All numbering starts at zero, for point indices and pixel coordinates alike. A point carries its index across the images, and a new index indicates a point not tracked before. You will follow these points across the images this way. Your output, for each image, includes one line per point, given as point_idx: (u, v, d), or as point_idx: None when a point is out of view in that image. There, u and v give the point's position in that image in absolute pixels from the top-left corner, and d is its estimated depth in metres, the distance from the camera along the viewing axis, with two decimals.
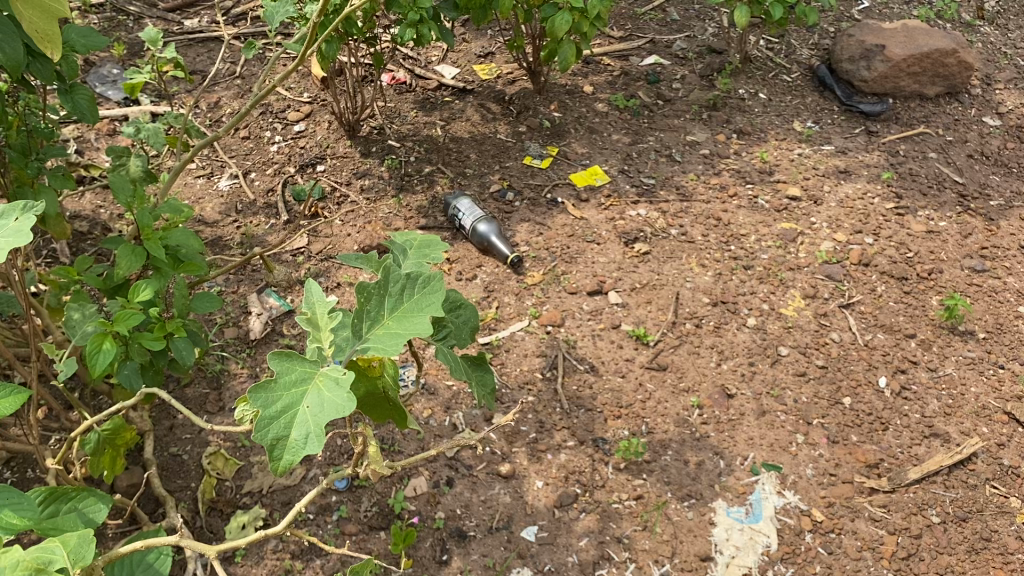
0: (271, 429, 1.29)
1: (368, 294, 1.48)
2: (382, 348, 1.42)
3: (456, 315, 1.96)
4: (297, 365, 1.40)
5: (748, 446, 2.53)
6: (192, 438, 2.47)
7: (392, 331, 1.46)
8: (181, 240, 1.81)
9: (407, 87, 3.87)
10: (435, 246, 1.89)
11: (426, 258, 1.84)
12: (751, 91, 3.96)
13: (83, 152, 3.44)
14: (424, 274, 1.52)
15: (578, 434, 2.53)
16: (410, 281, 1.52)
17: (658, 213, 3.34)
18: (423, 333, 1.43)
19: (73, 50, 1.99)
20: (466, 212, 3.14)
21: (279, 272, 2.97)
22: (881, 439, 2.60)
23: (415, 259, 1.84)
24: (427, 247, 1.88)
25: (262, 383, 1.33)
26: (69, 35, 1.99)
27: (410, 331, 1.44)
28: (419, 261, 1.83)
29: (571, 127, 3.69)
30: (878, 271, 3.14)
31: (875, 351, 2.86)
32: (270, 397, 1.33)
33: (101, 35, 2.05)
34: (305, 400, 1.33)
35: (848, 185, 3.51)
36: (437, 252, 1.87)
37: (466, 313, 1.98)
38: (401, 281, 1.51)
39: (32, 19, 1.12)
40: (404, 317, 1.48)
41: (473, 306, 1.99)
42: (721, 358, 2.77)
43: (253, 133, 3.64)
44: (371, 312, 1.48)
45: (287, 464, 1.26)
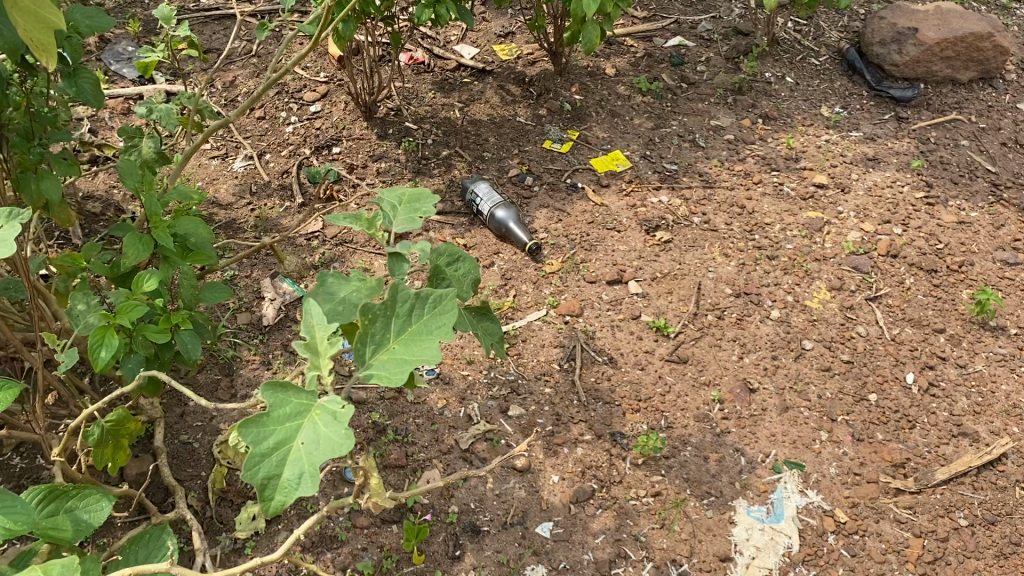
0: (262, 467, 1.24)
1: (373, 317, 1.43)
2: (386, 375, 1.38)
3: (455, 267, 1.88)
4: (293, 396, 1.35)
5: (770, 443, 2.47)
6: (203, 426, 2.44)
7: (398, 357, 1.41)
8: (190, 229, 1.76)
9: (425, 67, 3.80)
10: (426, 199, 1.91)
11: (417, 210, 1.87)
12: (778, 74, 3.85)
13: (96, 131, 3.39)
14: (434, 294, 1.47)
15: (596, 428, 2.47)
16: (419, 301, 1.46)
17: (680, 200, 3.26)
18: (432, 361, 1.38)
19: (77, 31, 1.92)
20: (483, 198, 3.08)
21: (291, 261, 2.92)
22: (907, 438, 2.52)
23: (407, 213, 1.87)
24: (418, 199, 1.90)
25: (254, 417, 1.27)
26: (73, 16, 1.91)
27: (419, 358, 1.39)
28: (409, 214, 1.86)
29: (592, 110, 3.61)
30: (906, 263, 3.05)
31: (903, 346, 2.78)
32: (262, 431, 1.28)
33: (107, 14, 1.96)
34: (300, 435, 1.29)
35: (877, 173, 3.41)
36: (427, 204, 1.89)
37: (466, 265, 1.89)
38: (409, 302, 1.45)
39: (27, 28, 1.13)
40: (413, 340, 1.43)
41: (471, 258, 1.89)
42: (744, 351, 2.70)
43: (268, 113, 3.58)
44: (376, 335, 1.43)
45: (278, 505, 1.22)
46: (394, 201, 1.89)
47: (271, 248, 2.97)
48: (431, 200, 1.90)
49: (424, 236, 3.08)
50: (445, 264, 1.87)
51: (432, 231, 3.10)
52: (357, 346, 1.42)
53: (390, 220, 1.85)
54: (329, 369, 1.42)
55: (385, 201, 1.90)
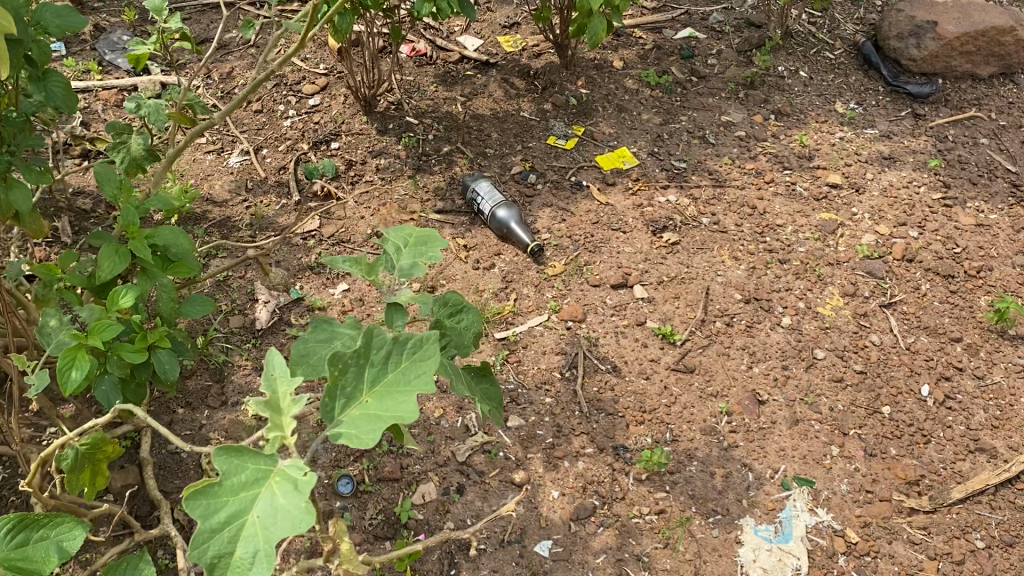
0: (210, 547, 1.08)
1: (343, 365, 1.23)
2: (354, 436, 1.18)
3: (457, 319, 1.80)
4: (249, 462, 1.18)
5: (779, 458, 2.38)
6: (192, 435, 2.37)
7: (372, 412, 1.21)
8: (171, 240, 1.67)
9: (428, 59, 3.69)
10: (433, 242, 1.78)
11: (422, 254, 1.73)
12: (791, 68, 3.73)
13: (89, 124, 3.30)
14: (416, 336, 1.27)
15: (598, 441, 2.39)
16: (399, 344, 1.26)
17: (689, 199, 3.15)
18: (408, 420, 1.17)
19: (48, 31, 1.86)
20: (484, 197, 2.98)
21: (277, 275, 2.81)
22: (922, 453, 2.43)
23: (412, 256, 1.73)
24: (426, 242, 1.77)
25: (200, 489, 1.11)
26: (43, 15, 1.85)
27: (393, 415, 1.19)
28: (414, 259, 1.72)
29: (599, 105, 3.50)
30: (922, 268, 2.94)
31: (918, 355, 2.67)
32: (211, 505, 1.11)
33: (78, 13, 1.90)
34: (255, 508, 1.12)
35: (892, 172, 3.30)
36: (435, 248, 1.76)
37: (469, 316, 1.80)
38: (387, 347, 1.25)
39: None
40: (388, 393, 1.23)
41: (477, 310, 1.81)
42: (753, 361, 2.61)
43: (266, 106, 3.48)
44: (346, 388, 1.23)
45: None
46: (400, 243, 1.76)
47: (257, 258, 2.86)
48: (438, 245, 1.77)
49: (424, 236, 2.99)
50: (447, 316, 1.79)
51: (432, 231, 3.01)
52: (323, 399, 1.22)
53: (393, 264, 1.72)
54: (292, 429, 1.22)
55: (391, 243, 1.76)
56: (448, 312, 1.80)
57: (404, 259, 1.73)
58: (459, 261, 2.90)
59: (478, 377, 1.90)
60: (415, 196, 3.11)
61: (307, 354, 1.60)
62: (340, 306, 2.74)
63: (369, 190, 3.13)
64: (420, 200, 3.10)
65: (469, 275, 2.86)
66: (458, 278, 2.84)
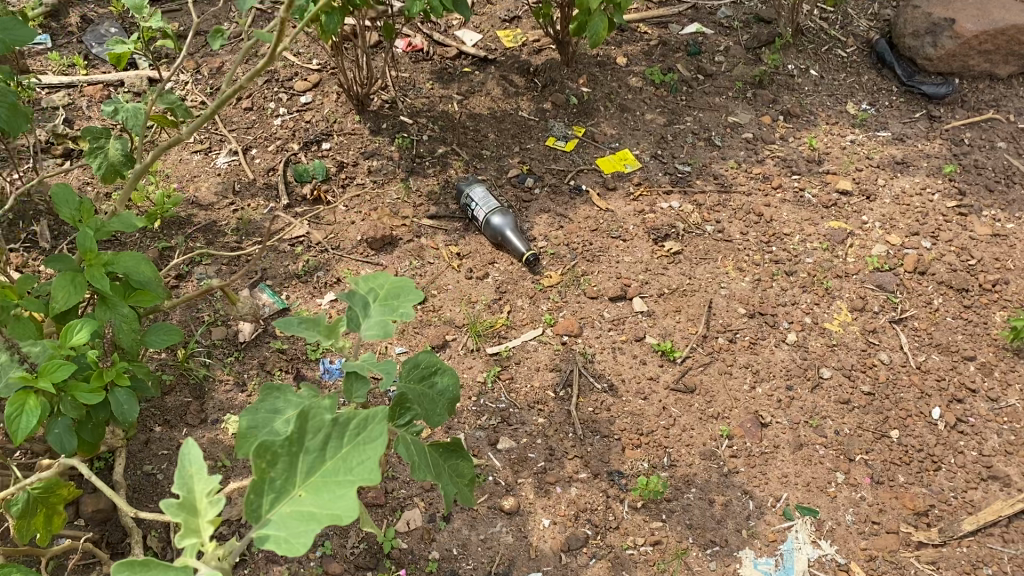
0: None
1: (270, 457, 1.11)
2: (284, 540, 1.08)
3: (430, 383, 1.63)
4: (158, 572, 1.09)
5: (781, 485, 2.27)
6: (169, 455, 2.28)
7: (303, 511, 1.11)
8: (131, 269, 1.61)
9: (424, 55, 3.57)
10: (408, 293, 1.54)
11: (393, 311, 1.50)
12: (801, 67, 3.59)
13: (73, 122, 3.20)
14: (352, 418, 1.15)
15: (592, 465, 2.29)
16: (335, 427, 1.15)
17: (693, 205, 3.03)
18: (344, 521, 1.08)
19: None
20: (479, 202, 2.87)
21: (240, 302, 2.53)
22: (931, 481, 2.32)
23: (381, 312, 1.50)
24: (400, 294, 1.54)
25: None
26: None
27: (330, 511, 1.09)
28: (384, 316, 1.49)
29: (601, 104, 3.37)
30: (935, 281, 2.82)
31: (929, 375, 2.56)
32: None
33: (25, 27, 2.02)
34: None
35: (905, 178, 3.17)
36: (408, 302, 1.52)
37: (443, 380, 1.64)
38: (322, 432, 1.14)
39: None
40: (323, 484, 1.12)
41: (452, 373, 1.65)
42: (756, 380, 2.50)
43: (256, 103, 3.36)
44: (275, 482, 1.12)
45: None
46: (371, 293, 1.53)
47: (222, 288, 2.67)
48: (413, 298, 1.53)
49: (416, 243, 2.88)
50: (416, 380, 1.62)
51: (425, 238, 2.90)
52: (249, 495, 1.12)
53: (358, 324, 1.47)
54: (209, 534, 1.15)
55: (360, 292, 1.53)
56: (419, 373, 1.64)
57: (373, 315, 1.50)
58: (453, 270, 2.80)
59: (448, 452, 1.68)
60: (408, 201, 3.00)
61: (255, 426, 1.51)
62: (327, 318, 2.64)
63: (361, 194, 3.02)
64: (413, 205, 2.99)
65: (462, 285, 2.75)
66: (451, 288, 2.74)
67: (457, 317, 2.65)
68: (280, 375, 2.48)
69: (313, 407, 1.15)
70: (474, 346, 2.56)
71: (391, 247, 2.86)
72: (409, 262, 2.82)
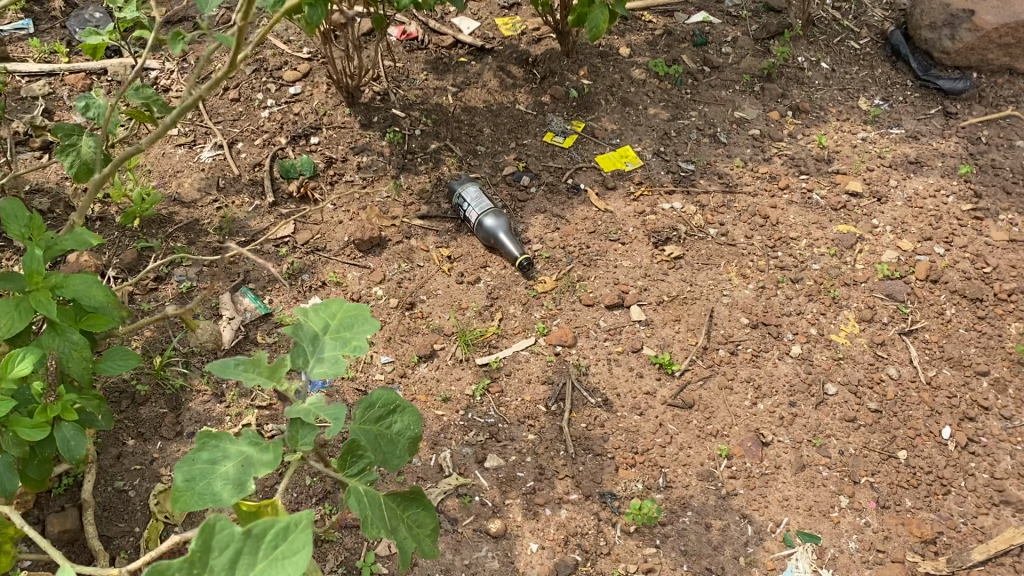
0: None
1: None
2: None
3: (389, 422, 1.62)
4: None
5: (782, 509, 2.17)
6: (142, 471, 2.18)
7: None
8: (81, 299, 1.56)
9: (419, 43, 3.43)
10: (362, 324, 1.51)
11: (346, 344, 1.46)
12: (812, 59, 3.45)
13: (52, 112, 3.08)
14: (268, 528, 0.98)
15: (583, 486, 2.18)
16: (246, 541, 0.98)
17: (696, 206, 2.90)
18: None
19: None
20: (471, 203, 2.75)
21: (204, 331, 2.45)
22: (940, 506, 2.21)
23: (333, 346, 1.46)
24: (354, 326, 1.51)
25: None
26: None
27: None
28: (336, 351, 1.45)
29: (601, 97, 3.24)
30: (947, 290, 2.69)
31: (939, 392, 2.44)
32: None
33: None
34: None
35: (918, 179, 3.03)
36: (363, 334, 1.49)
37: (403, 420, 1.64)
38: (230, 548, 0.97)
39: None
40: None
41: (413, 411, 1.65)
42: (758, 396, 2.39)
43: (243, 94, 3.23)
44: None
45: None
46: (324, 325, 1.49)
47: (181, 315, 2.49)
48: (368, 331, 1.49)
49: (406, 245, 2.77)
50: (374, 422, 1.61)
51: (416, 239, 2.79)
52: None
53: (309, 358, 1.43)
54: None
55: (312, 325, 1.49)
56: (376, 414, 1.62)
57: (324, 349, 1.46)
58: (443, 275, 2.69)
59: (406, 502, 1.65)
60: (399, 201, 2.89)
61: (193, 478, 1.30)
62: None
63: (350, 192, 2.91)
64: (403, 205, 2.88)
65: (452, 291, 2.64)
66: (441, 294, 2.63)
67: (446, 325, 2.54)
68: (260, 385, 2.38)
69: (218, 521, 0.98)
70: (463, 356, 2.46)
71: (379, 249, 2.75)
72: (398, 265, 2.71)
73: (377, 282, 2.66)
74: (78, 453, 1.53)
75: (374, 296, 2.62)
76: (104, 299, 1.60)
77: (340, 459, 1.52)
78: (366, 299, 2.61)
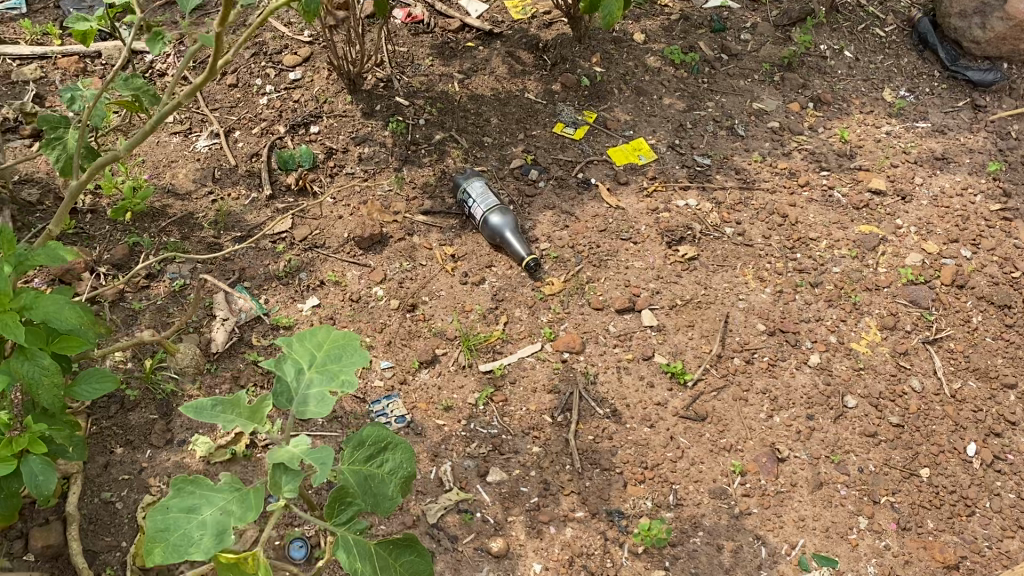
0: None
1: None
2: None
3: (381, 461, 1.59)
4: None
5: (797, 530, 2.06)
6: (130, 481, 2.10)
7: None
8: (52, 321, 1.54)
9: (425, 27, 3.30)
10: (349, 354, 1.63)
11: (333, 379, 1.57)
12: (835, 47, 3.30)
13: (43, 98, 2.97)
14: None
15: (590, 503, 2.08)
16: None
17: (711, 204, 2.78)
18: None
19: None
20: (477, 199, 2.64)
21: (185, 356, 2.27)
22: (963, 528, 2.11)
23: (318, 382, 1.57)
24: (341, 358, 1.61)
25: None
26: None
27: None
28: (322, 387, 1.56)
29: (614, 86, 3.10)
30: (974, 297, 2.57)
31: (965, 405, 2.33)
32: None
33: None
34: None
35: (945, 176, 2.90)
36: (349, 369, 1.59)
37: (396, 458, 1.60)
38: None
39: None
40: None
41: (406, 449, 1.61)
42: (774, 408, 2.28)
43: (241, 79, 3.12)
44: None
45: None
46: (312, 359, 1.60)
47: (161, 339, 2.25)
48: (355, 364, 1.60)
49: (408, 242, 2.67)
50: (363, 462, 1.58)
51: (419, 237, 2.68)
52: None
53: (292, 396, 1.55)
54: None
55: (301, 358, 1.61)
56: (366, 453, 1.60)
57: (310, 386, 1.57)
58: (446, 275, 2.59)
59: (403, 547, 1.58)
60: (401, 195, 2.78)
61: (167, 528, 1.34)
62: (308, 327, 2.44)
63: (351, 186, 2.80)
64: (406, 200, 2.77)
65: (456, 292, 2.54)
66: (444, 295, 2.54)
67: (449, 329, 2.44)
68: (254, 391, 2.29)
69: None
70: (466, 362, 2.36)
71: (380, 246, 2.65)
72: (400, 264, 2.61)
73: (378, 281, 2.56)
74: (46, 490, 1.58)
75: (374, 297, 2.52)
76: (78, 322, 1.58)
77: (328, 507, 1.51)
78: (366, 299, 2.51)
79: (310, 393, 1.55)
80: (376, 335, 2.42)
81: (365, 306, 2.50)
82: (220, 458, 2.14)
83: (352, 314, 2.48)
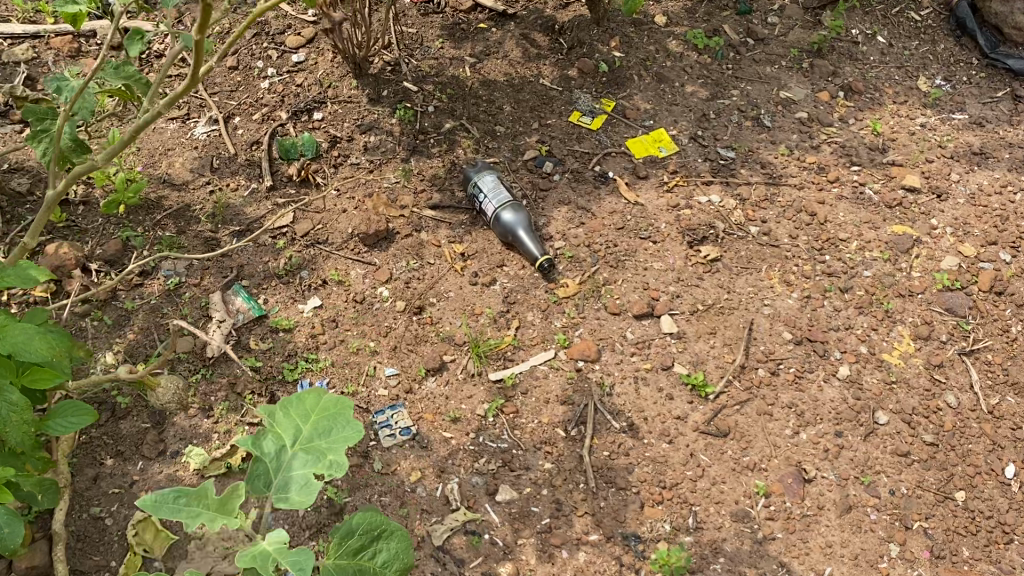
0: None
1: None
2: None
3: (373, 552, 1.50)
4: None
5: (824, 557, 1.94)
6: (120, 495, 1.99)
7: None
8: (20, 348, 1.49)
9: (435, 7, 3.14)
10: (337, 432, 1.44)
11: (317, 459, 1.39)
12: (867, 31, 3.13)
13: (35, 80, 2.84)
14: None
15: (604, 526, 1.97)
16: None
17: (735, 200, 2.64)
18: None
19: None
20: (488, 195, 2.51)
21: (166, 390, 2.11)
22: (1000, 557, 1.98)
23: (301, 466, 1.38)
24: (331, 431, 1.44)
25: None
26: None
27: None
28: (305, 470, 1.38)
29: (634, 72, 2.94)
30: (1014, 304, 2.43)
31: (1003, 423, 2.19)
32: None
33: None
34: None
35: (984, 173, 2.74)
36: (338, 449, 1.41)
37: (389, 551, 1.51)
38: None
39: None
40: None
41: (401, 538, 1.52)
42: (801, 424, 2.15)
43: (242, 61, 2.97)
44: None
45: None
46: (297, 431, 1.43)
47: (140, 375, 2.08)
48: (344, 440, 1.43)
49: (415, 239, 2.54)
50: (352, 556, 1.48)
51: (427, 233, 2.55)
52: None
53: (271, 479, 1.38)
54: None
55: (285, 430, 1.44)
56: (357, 544, 1.50)
57: (292, 470, 1.38)
58: (455, 275, 2.46)
59: None
60: (408, 189, 2.64)
61: None
62: (309, 329, 2.32)
63: (356, 177, 2.66)
64: (413, 193, 2.63)
65: (465, 294, 2.42)
66: (452, 297, 2.41)
67: (457, 333, 2.32)
68: (251, 399, 2.18)
69: None
70: (475, 370, 2.24)
71: (386, 243, 2.52)
72: (406, 262, 2.48)
73: (383, 281, 2.43)
74: (11, 543, 1.56)
75: (379, 298, 2.40)
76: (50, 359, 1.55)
77: None
78: (371, 300, 2.39)
79: (294, 476, 1.37)
80: (381, 339, 2.31)
81: (370, 307, 2.38)
82: (214, 471, 2.04)
83: (356, 315, 2.36)
